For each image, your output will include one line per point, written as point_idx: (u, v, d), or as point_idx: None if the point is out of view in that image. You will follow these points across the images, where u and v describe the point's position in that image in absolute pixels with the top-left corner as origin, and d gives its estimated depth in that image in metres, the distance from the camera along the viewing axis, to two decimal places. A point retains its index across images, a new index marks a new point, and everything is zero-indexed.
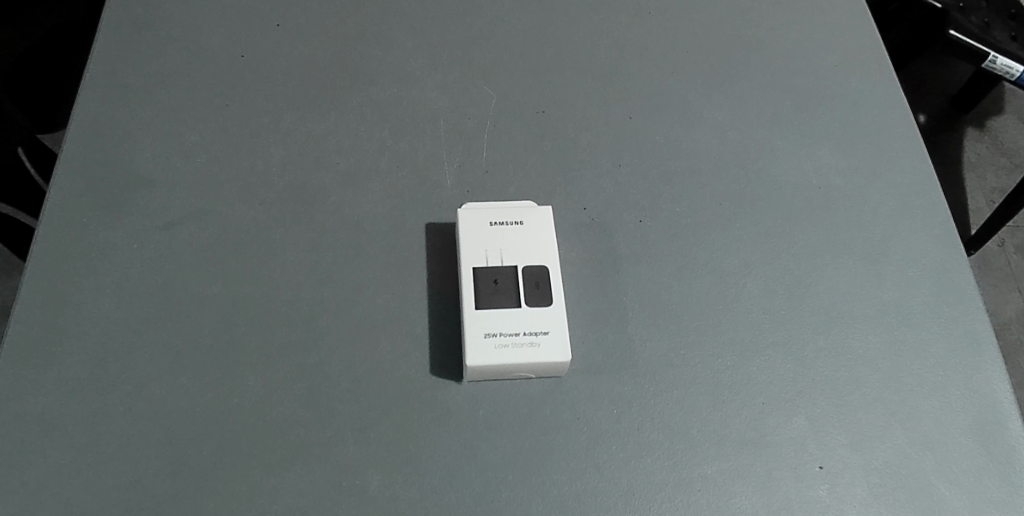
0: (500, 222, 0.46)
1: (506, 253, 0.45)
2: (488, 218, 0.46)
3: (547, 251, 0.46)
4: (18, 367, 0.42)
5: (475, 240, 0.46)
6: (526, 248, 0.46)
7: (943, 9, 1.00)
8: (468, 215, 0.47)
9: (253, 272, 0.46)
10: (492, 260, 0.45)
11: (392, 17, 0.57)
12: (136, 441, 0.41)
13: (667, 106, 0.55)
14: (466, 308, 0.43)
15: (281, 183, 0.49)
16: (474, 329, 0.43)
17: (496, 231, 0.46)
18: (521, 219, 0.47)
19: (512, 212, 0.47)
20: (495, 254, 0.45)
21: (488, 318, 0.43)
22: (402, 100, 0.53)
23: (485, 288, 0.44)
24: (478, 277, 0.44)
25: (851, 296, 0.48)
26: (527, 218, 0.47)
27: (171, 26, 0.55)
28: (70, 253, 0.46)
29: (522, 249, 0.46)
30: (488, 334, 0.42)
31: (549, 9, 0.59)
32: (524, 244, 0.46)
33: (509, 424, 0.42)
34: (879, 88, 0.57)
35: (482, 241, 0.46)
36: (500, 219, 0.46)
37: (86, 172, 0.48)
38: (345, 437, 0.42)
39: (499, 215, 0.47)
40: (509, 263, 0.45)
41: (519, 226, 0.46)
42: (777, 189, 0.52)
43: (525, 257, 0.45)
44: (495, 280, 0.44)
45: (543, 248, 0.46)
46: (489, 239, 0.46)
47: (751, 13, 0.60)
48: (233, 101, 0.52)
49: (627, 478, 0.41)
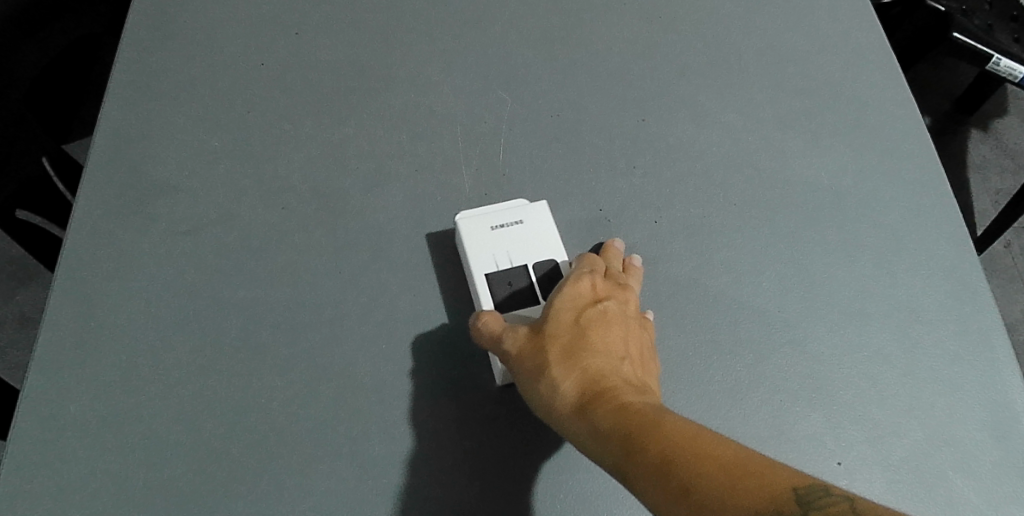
0: (501, 224, 0.48)
1: (515, 254, 0.47)
2: (489, 224, 0.47)
3: (553, 244, 0.47)
4: (49, 371, 0.43)
5: (481, 248, 0.47)
6: (531, 245, 0.47)
7: (945, 11, 1.01)
8: (467, 224, 0.47)
9: (276, 276, 0.47)
10: (502, 263, 0.46)
11: (407, 24, 0.58)
12: (162, 443, 0.41)
13: (681, 112, 0.56)
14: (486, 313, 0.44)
15: (300, 188, 0.50)
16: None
17: (500, 235, 0.47)
18: (520, 218, 0.48)
19: (511, 213, 0.48)
20: (504, 257, 0.46)
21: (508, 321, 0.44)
22: (418, 107, 0.54)
23: (501, 291, 0.45)
24: (493, 281, 0.46)
25: (864, 295, 0.49)
26: (527, 216, 0.48)
27: (193, 38, 0.56)
28: (96, 259, 0.46)
29: (528, 247, 0.47)
30: None
31: (561, 12, 0.60)
32: (529, 241, 0.47)
33: (529, 422, 0.43)
34: (889, 88, 0.58)
35: (489, 246, 0.47)
36: (502, 223, 0.48)
37: (113, 180, 0.49)
38: (369, 436, 0.42)
39: (499, 218, 0.48)
40: (520, 263, 0.46)
41: (520, 225, 0.48)
42: (790, 189, 0.53)
43: (534, 253, 0.47)
44: (509, 281, 0.46)
45: (548, 242, 0.47)
46: (493, 243, 0.47)
47: (763, 20, 0.61)
48: (254, 110, 0.53)
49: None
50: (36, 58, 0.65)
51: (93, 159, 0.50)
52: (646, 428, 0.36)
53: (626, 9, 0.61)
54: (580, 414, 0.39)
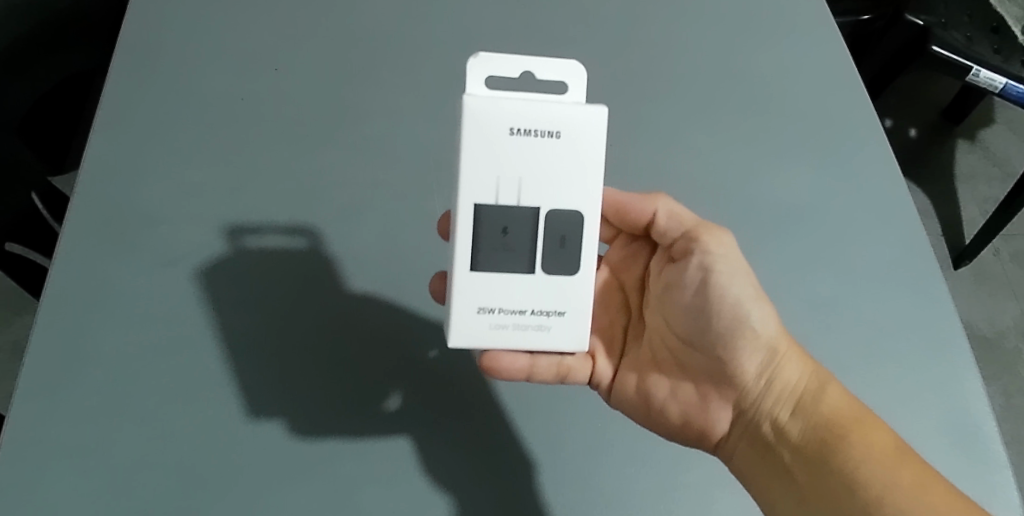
0: (526, 131, 0.41)
1: (525, 189, 0.42)
2: (512, 124, 0.40)
3: (580, 194, 0.42)
4: (36, 395, 0.45)
5: (489, 159, 0.41)
6: (557, 181, 0.42)
7: (924, 26, 1.03)
8: (487, 114, 0.40)
9: (261, 306, 0.50)
10: (502, 197, 0.42)
11: (386, 69, 0.63)
12: (146, 459, 0.44)
13: (646, 141, 0.58)
14: (462, 268, 0.42)
15: (283, 224, 0.54)
16: (465, 304, 0.42)
17: (517, 144, 0.41)
18: (558, 130, 0.41)
19: (548, 118, 0.41)
20: (514, 186, 0.42)
21: (482, 289, 0.42)
22: (395, 147, 0.59)
23: (493, 240, 0.42)
24: (484, 219, 0.42)
25: (824, 309, 0.51)
26: (566, 129, 0.41)
27: (184, 85, 0.61)
28: (88, 284, 0.49)
29: (545, 187, 0.42)
30: (485, 310, 0.42)
31: (537, 50, 0.64)
32: (546, 177, 0.42)
33: (500, 441, 0.47)
34: (841, 115, 0.61)
35: (494, 160, 0.41)
36: (526, 128, 0.41)
37: (105, 219, 0.53)
38: (350, 452, 0.45)
39: (525, 122, 0.41)
40: (529, 205, 0.42)
41: (553, 140, 0.41)
42: (749, 211, 0.56)
43: (550, 201, 0.42)
44: (504, 229, 0.42)
45: (574, 188, 0.42)
46: (507, 156, 0.41)
47: (722, 54, 0.65)
48: (240, 153, 0.57)
49: (682, 441, 0.47)
50: (26, 89, 0.68)
51: (89, 193, 0.53)
52: (855, 416, 0.43)
53: (592, 46, 0.65)
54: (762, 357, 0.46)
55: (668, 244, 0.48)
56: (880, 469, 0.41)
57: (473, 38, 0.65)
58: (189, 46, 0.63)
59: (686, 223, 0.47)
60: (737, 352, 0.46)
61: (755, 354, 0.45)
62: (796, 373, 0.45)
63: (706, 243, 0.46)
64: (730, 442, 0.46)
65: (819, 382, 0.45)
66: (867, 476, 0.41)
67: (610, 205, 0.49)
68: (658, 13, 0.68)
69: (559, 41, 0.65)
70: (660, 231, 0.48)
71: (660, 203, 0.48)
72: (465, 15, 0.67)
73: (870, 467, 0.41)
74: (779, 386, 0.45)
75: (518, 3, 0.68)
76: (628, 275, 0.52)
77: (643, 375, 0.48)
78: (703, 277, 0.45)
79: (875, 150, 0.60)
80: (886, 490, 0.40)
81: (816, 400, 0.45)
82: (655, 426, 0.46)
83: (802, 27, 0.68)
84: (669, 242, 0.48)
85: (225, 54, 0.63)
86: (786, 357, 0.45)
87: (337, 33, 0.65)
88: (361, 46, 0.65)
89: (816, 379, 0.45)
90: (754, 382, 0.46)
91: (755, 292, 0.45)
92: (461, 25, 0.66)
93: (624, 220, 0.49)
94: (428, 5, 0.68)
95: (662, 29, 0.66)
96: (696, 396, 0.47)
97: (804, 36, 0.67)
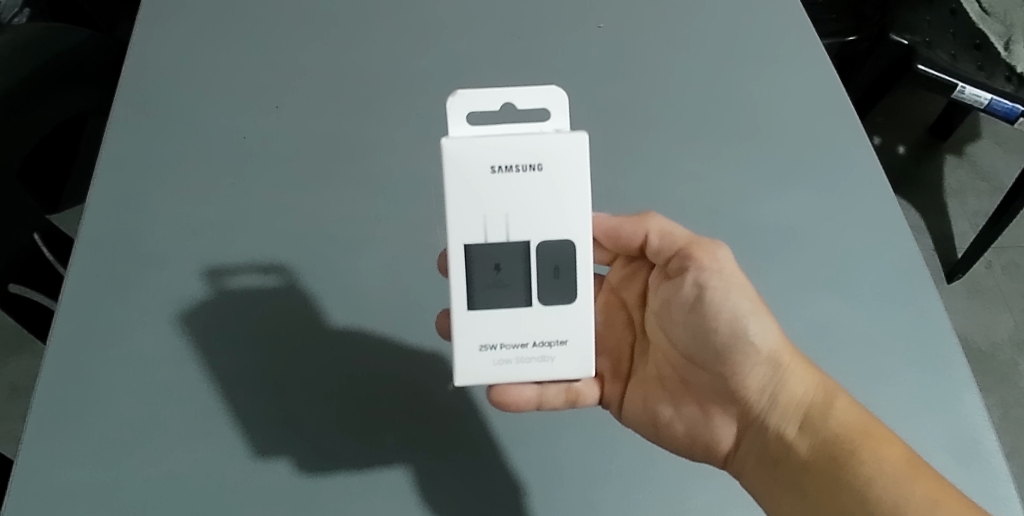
0: (506, 168, 0.41)
1: (515, 223, 0.42)
2: (492, 163, 0.41)
3: (573, 220, 0.43)
4: (47, 439, 0.46)
5: (474, 200, 0.41)
6: (546, 211, 0.42)
7: (909, 45, 1.05)
8: (463, 156, 0.40)
9: (265, 344, 0.51)
10: (492, 234, 0.42)
11: (387, 103, 0.65)
12: (150, 501, 0.44)
13: (640, 171, 0.60)
14: (458, 307, 0.43)
15: (286, 260, 0.55)
16: (465, 344, 0.43)
17: (499, 180, 0.41)
18: (540, 162, 0.41)
19: (528, 151, 0.41)
20: (501, 223, 0.42)
21: (480, 327, 0.43)
22: (398, 179, 0.60)
23: (486, 277, 0.43)
24: (475, 257, 0.42)
25: (821, 332, 0.52)
26: (549, 158, 0.41)
27: (187, 126, 0.62)
28: (93, 331, 0.50)
29: (533, 220, 0.42)
30: (484, 347, 0.43)
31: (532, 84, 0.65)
32: (533, 210, 0.42)
33: (503, 474, 0.46)
34: (830, 138, 0.63)
35: (480, 198, 0.41)
36: (506, 164, 0.41)
37: (112, 261, 0.54)
38: (353, 488, 0.45)
39: (505, 158, 0.41)
40: (521, 239, 0.43)
41: (536, 172, 0.41)
42: (745, 236, 0.57)
43: (541, 232, 0.43)
44: (497, 265, 0.43)
45: (566, 216, 0.43)
46: (492, 194, 0.41)
47: (712, 80, 0.67)
48: (242, 190, 0.58)
49: (692, 460, 0.47)
50: (32, 131, 0.68)
51: (96, 237, 0.55)
52: (866, 429, 0.43)
53: (586, 77, 0.66)
54: (769, 369, 0.45)
55: (663, 262, 0.49)
56: (892, 485, 0.40)
57: (471, 70, 0.67)
58: (192, 90, 0.65)
59: (677, 241, 0.48)
60: (739, 366, 0.45)
61: (758, 368, 0.45)
62: (803, 386, 0.45)
63: (701, 259, 0.46)
64: (738, 456, 0.46)
65: (827, 396, 0.44)
66: (878, 493, 0.40)
67: (602, 232, 0.50)
68: (649, 45, 0.69)
69: (554, 74, 0.66)
70: (652, 252, 0.49)
71: (650, 224, 0.48)
72: (460, 51, 0.68)
73: (883, 483, 0.40)
74: (785, 401, 0.45)
75: (512, 38, 0.69)
76: (628, 293, 0.53)
77: (648, 396, 0.48)
78: (699, 293, 0.45)
79: (865, 172, 0.61)
80: (902, 507, 0.40)
81: (825, 414, 0.44)
82: (663, 445, 0.47)
83: (791, 51, 0.69)
84: (664, 260, 0.48)
85: (227, 93, 0.65)
86: (791, 369, 0.45)
87: (336, 71, 0.67)
88: (360, 84, 0.66)
89: (825, 392, 0.45)
90: (759, 397, 0.46)
91: (752, 305, 0.45)
92: (457, 61, 0.67)
93: (618, 243, 0.50)
94: (425, 42, 0.69)
95: (653, 57, 0.68)
96: (699, 413, 0.48)
97: (794, 59, 0.68)
